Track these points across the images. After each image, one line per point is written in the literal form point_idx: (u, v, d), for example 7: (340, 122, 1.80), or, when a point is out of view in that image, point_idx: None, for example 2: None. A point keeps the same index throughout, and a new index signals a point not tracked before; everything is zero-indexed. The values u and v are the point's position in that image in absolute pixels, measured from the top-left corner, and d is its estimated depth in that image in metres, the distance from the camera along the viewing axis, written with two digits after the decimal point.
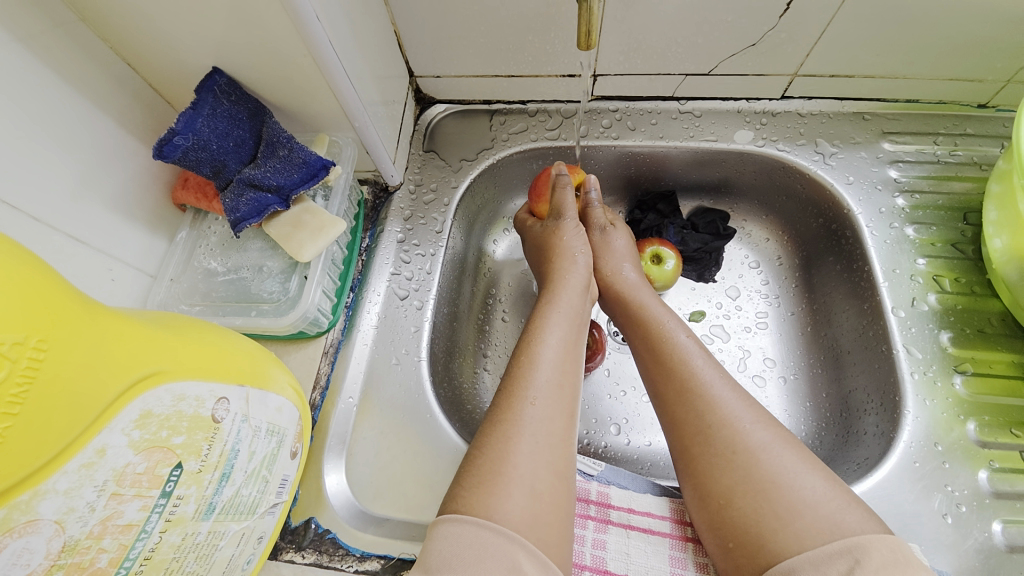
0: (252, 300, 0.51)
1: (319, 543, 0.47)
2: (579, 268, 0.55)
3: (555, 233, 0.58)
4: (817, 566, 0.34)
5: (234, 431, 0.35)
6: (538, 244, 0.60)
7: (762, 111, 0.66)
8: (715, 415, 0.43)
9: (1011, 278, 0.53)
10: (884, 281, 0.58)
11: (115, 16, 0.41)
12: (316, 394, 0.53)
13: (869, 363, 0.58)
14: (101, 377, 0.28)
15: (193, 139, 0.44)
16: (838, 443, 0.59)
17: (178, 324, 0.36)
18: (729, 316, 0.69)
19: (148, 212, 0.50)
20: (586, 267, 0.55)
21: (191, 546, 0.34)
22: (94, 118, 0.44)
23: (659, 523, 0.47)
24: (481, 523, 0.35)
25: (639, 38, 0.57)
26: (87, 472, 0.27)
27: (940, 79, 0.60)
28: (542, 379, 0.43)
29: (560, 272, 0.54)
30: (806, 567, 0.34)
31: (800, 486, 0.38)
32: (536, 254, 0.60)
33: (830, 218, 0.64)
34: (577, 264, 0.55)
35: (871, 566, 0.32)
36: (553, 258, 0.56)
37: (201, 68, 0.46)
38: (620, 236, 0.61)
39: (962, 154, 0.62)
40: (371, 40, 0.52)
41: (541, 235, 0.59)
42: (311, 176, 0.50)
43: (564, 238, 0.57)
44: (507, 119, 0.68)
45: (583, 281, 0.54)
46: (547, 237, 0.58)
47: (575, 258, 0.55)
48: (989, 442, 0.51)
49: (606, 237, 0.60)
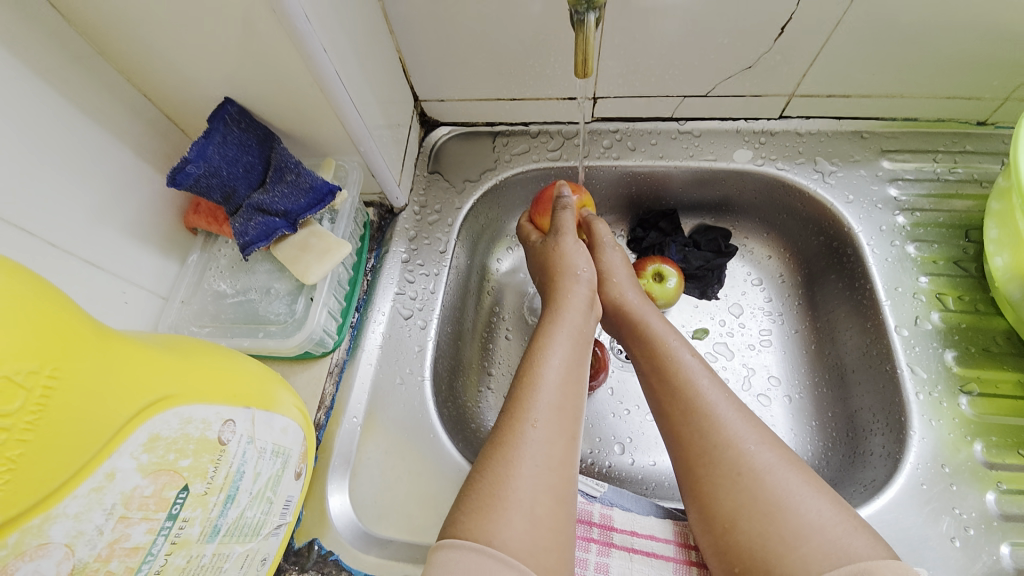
0: (259, 322, 0.52)
1: (322, 565, 0.47)
2: (581, 286, 0.55)
3: (554, 249, 0.58)
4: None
5: (239, 452, 0.36)
6: (539, 260, 0.60)
7: (761, 130, 0.66)
8: (721, 435, 0.43)
9: (1014, 296, 0.53)
10: (886, 299, 0.58)
11: (132, 51, 0.43)
12: (321, 414, 0.54)
13: (873, 381, 0.58)
14: (110, 403, 0.28)
15: (204, 166, 0.46)
16: (845, 464, 0.58)
17: (184, 347, 0.36)
18: (733, 333, 0.69)
19: (161, 236, 0.51)
20: (588, 285, 0.55)
21: (196, 568, 0.34)
22: (111, 147, 0.45)
23: (663, 546, 0.47)
24: (482, 550, 0.35)
25: (637, 61, 0.59)
26: (97, 496, 0.28)
27: (937, 97, 0.61)
28: (543, 401, 0.43)
29: (562, 291, 0.54)
30: None
31: (804, 509, 0.37)
32: (539, 272, 0.60)
33: (831, 236, 0.64)
34: (580, 282, 0.55)
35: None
36: (554, 275, 0.57)
37: (213, 97, 0.48)
38: (620, 254, 0.61)
39: (962, 171, 0.62)
40: (377, 67, 0.54)
41: (543, 252, 0.60)
42: (317, 201, 0.51)
43: (566, 256, 0.57)
44: (510, 140, 0.70)
45: (586, 299, 0.54)
46: (547, 253, 0.59)
47: (577, 277, 0.55)
48: (998, 464, 0.50)
49: (609, 254, 0.61)
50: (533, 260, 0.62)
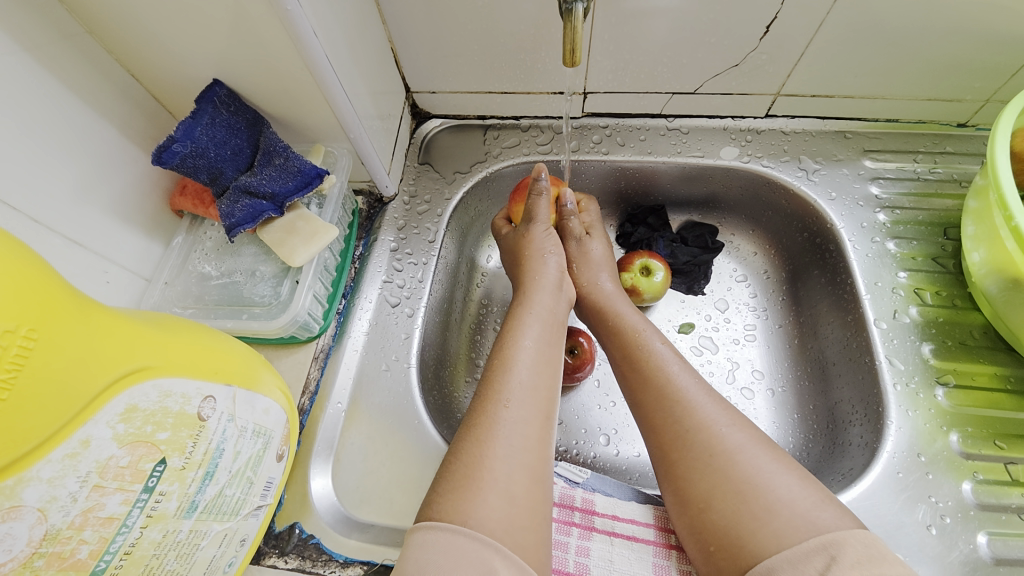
0: (244, 304, 0.51)
1: (302, 548, 0.47)
2: (550, 267, 0.56)
3: (525, 237, 0.58)
4: (794, 564, 0.34)
5: (219, 430, 0.36)
6: (510, 249, 0.60)
7: (747, 129, 0.68)
8: (692, 420, 0.43)
9: (991, 291, 0.54)
10: (867, 294, 0.59)
11: (120, 30, 0.43)
12: (305, 399, 0.54)
13: (853, 374, 0.59)
14: (88, 370, 0.28)
15: (191, 147, 0.46)
16: (825, 454, 0.59)
17: (169, 323, 0.36)
18: (718, 328, 0.70)
19: (145, 217, 0.51)
20: (557, 265, 0.56)
21: (172, 544, 0.34)
22: (97, 125, 0.45)
23: (643, 530, 0.47)
24: (457, 529, 0.35)
25: (628, 58, 0.59)
26: (71, 462, 0.27)
27: (919, 99, 0.62)
28: (516, 382, 0.43)
29: (531, 273, 0.55)
30: (783, 566, 0.34)
31: (774, 486, 0.38)
32: (510, 259, 0.61)
33: (814, 232, 0.65)
34: (548, 264, 0.56)
35: (846, 563, 0.33)
36: (525, 260, 0.57)
37: (202, 80, 0.48)
38: (596, 244, 0.62)
39: (942, 171, 0.64)
40: (368, 56, 0.54)
41: (514, 240, 0.60)
42: (305, 184, 0.52)
43: (535, 241, 0.58)
44: (501, 134, 0.70)
45: (555, 280, 0.55)
46: (518, 241, 0.59)
47: (545, 259, 0.56)
48: (973, 454, 0.51)
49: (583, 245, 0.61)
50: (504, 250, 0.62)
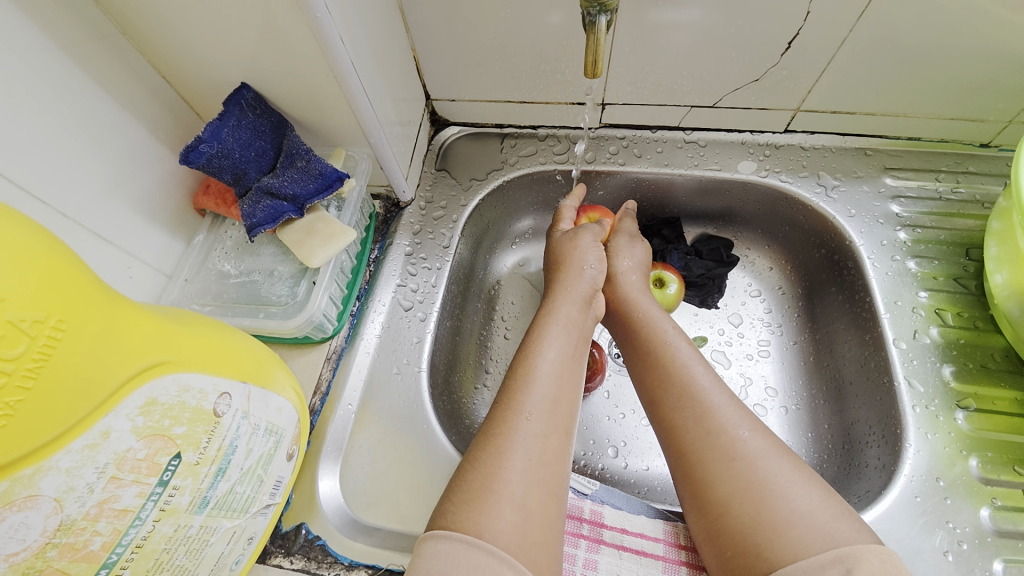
0: (261, 302, 0.52)
1: (308, 549, 0.47)
2: (578, 279, 0.55)
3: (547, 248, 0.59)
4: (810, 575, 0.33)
5: (233, 426, 0.36)
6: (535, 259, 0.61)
7: (766, 143, 0.67)
8: (714, 421, 0.43)
9: (1014, 314, 0.53)
10: (885, 312, 0.58)
11: (153, 32, 0.44)
12: (316, 399, 0.54)
13: (871, 394, 0.58)
14: (110, 363, 0.29)
15: (217, 147, 0.47)
16: (841, 475, 0.58)
17: (189, 319, 0.37)
18: (732, 343, 0.69)
19: (169, 215, 0.52)
20: (592, 279, 0.56)
21: (182, 539, 0.34)
22: (127, 124, 0.47)
23: (653, 545, 0.46)
24: (471, 541, 0.34)
25: (646, 70, 0.60)
26: (90, 453, 0.28)
27: (941, 117, 0.62)
28: (537, 394, 0.43)
29: (559, 285, 0.55)
30: None
31: (789, 496, 0.37)
32: (547, 264, 0.61)
33: (832, 249, 0.65)
34: (583, 277, 0.55)
35: None
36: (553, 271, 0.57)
37: (230, 83, 0.49)
38: (642, 248, 0.62)
39: (964, 191, 0.63)
40: (390, 62, 0.55)
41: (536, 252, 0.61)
42: (325, 187, 0.52)
43: (579, 250, 0.58)
44: (517, 142, 0.71)
45: (583, 291, 0.54)
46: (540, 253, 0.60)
47: (580, 271, 0.56)
48: (993, 480, 0.49)
49: (632, 247, 0.61)
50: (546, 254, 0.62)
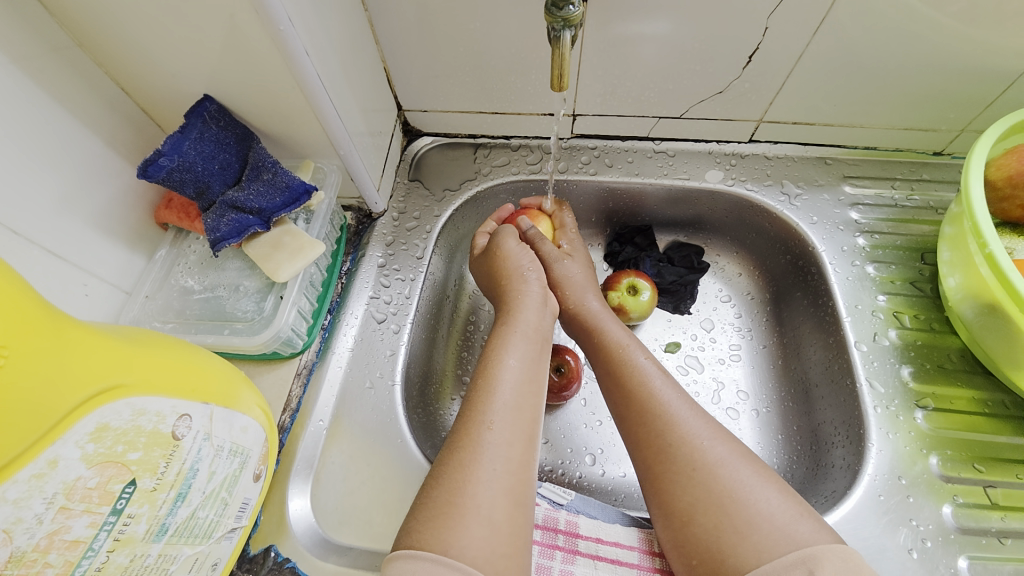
0: (226, 319, 0.51)
1: (278, 572, 0.45)
2: (532, 285, 0.55)
3: (499, 255, 0.58)
4: None
5: (193, 449, 0.35)
6: (486, 271, 0.60)
7: (732, 153, 0.69)
8: (674, 433, 0.43)
9: (967, 315, 0.55)
10: (848, 316, 0.60)
11: (111, 44, 0.43)
12: (286, 417, 0.53)
13: (835, 396, 0.59)
14: (59, 388, 0.28)
15: (178, 160, 0.45)
16: (810, 476, 0.59)
17: (145, 338, 0.36)
18: (704, 348, 0.71)
19: (129, 229, 0.51)
20: (538, 283, 0.56)
21: (139, 569, 0.33)
22: (84, 137, 0.45)
23: (628, 553, 0.46)
24: (437, 559, 0.34)
25: (615, 82, 0.61)
26: (38, 483, 0.27)
27: (895, 128, 0.65)
28: (501, 403, 0.43)
29: (514, 293, 0.55)
30: None
31: (754, 499, 0.38)
32: (486, 280, 0.60)
33: (797, 255, 0.67)
34: (530, 282, 0.56)
35: None
36: (503, 279, 0.57)
37: (192, 94, 0.48)
38: (576, 265, 0.61)
39: (919, 198, 0.66)
40: (360, 74, 0.55)
41: (488, 261, 0.60)
42: (293, 200, 0.52)
43: (510, 259, 0.58)
44: (490, 152, 0.71)
45: (539, 298, 0.55)
46: (492, 261, 0.59)
47: (526, 277, 0.56)
48: (952, 477, 0.51)
49: (563, 267, 0.60)
50: (480, 270, 0.62)
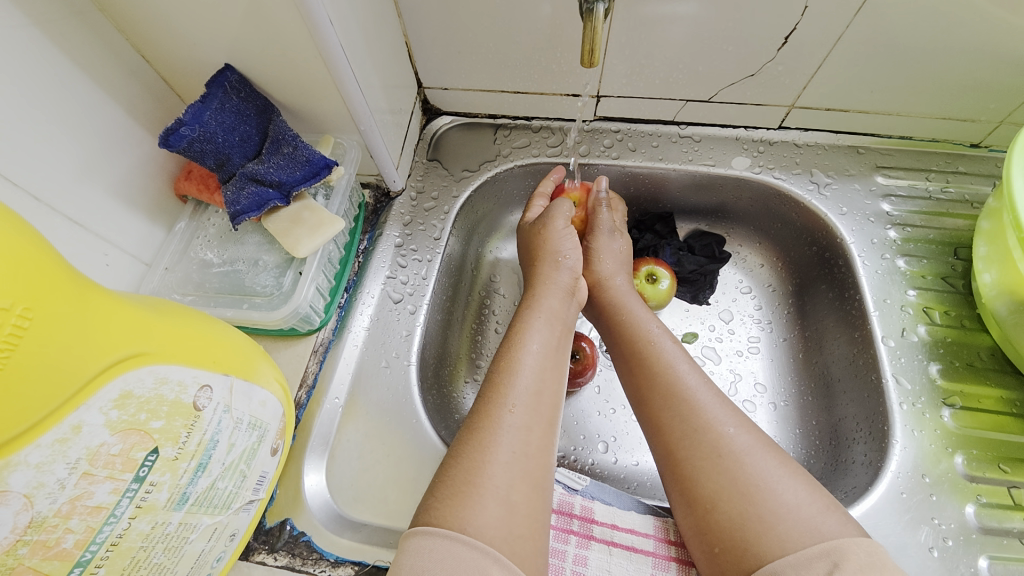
0: (244, 293, 0.51)
1: (293, 545, 0.46)
2: (563, 272, 0.55)
3: (541, 233, 0.58)
4: (797, 570, 0.33)
5: (214, 420, 0.35)
6: (526, 242, 0.60)
7: (760, 140, 0.67)
8: (699, 419, 0.43)
9: (1001, 313, 0.53)
10: (875, 310, 0.58)
11: (132, 9, 0.42)
12: (302, 393, 0.53)
13: (858, 392, 0.58)
14: (83, 354, 0.27)
15: (199, 131, 0.45)
16: (828, 471, 0.58)
17: (167, 308, 0.35)
18: (722, 339, 0.69)
19: (149, 200, 0.50)
20: (571, 270, 0.55)
21: (159, 536, 0.33)
22: (104, 104, 0.45)
23: (643, 540, 0.46)
24: (455, 536, 0.34)
25: (643, 63, 0.59)
26: (61, 448, 0.27)
27: (934, 117, 0.62)
28: (521, 386, 0.42)
29: (541, 278, 0.54)
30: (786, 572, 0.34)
31: (779, 491, 0.38)
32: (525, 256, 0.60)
33: (823, 246, 0.65)
34: (560, 270, 0.55)
35: (849, 571, 0.32)
36: (538, 259, 0.56)
37: (213, 64, 0.47)
38: (623, 241, 0.61)
39: (954, 191, 0.64)
40: (381, 48, 0.53)
41: (529, 234, 0.60)
42: (313, 174, 0.51)
43: (551, 241, 0.57)
44: (511, 133, 0.70)
45: (566, 285, 0.54)
46: (534, 236, 0.59)
47: (560, 263, 0.55)
48: (978, 477, 0.50)
49: (611, 240, 0.60)
50: (524, 236, 0.62)
